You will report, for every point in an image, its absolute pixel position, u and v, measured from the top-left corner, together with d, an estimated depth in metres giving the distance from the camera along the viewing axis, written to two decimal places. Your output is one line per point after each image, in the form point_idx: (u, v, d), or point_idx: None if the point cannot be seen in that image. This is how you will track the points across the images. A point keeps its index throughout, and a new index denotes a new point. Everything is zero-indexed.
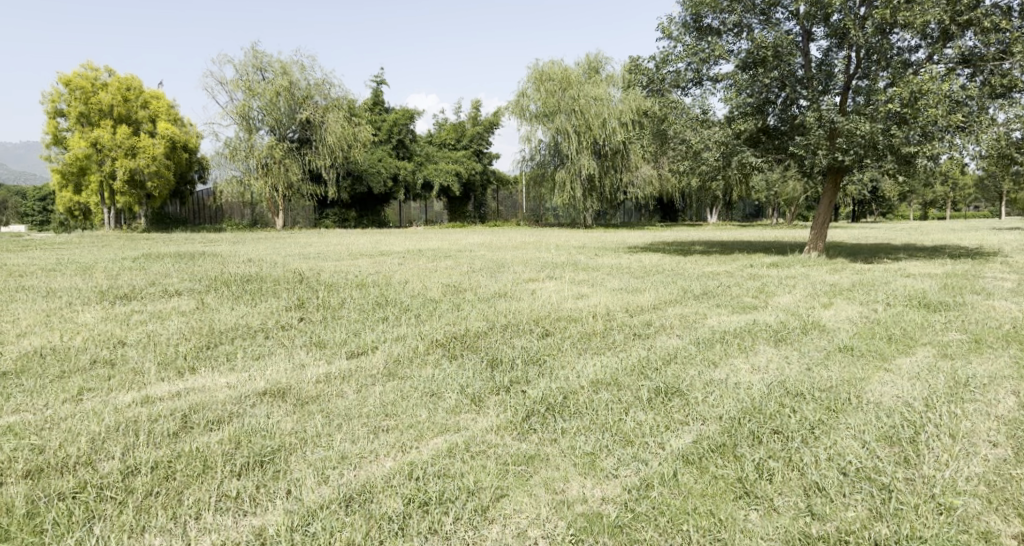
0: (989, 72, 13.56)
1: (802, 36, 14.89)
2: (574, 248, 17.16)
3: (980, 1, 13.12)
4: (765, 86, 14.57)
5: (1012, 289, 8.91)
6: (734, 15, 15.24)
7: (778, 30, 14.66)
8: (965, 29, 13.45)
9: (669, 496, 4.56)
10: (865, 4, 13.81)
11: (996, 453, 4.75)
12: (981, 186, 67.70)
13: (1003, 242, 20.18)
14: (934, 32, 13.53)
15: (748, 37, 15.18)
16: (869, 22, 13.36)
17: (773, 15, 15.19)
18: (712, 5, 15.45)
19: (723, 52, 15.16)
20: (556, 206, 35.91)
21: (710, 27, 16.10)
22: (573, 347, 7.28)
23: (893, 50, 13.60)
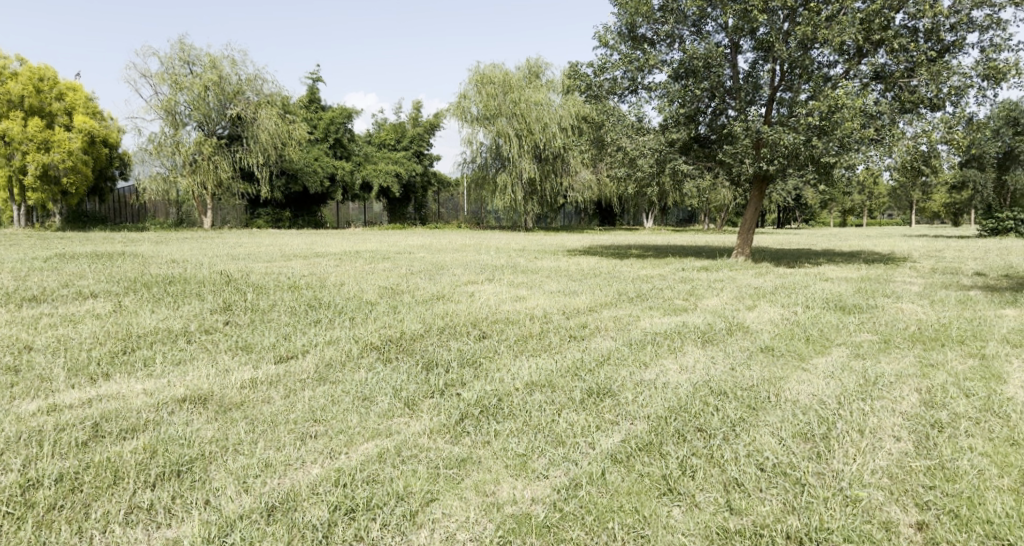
0: (899, 88, 14.42)
1: (730, 48, 15.43)
2: (513, 250, 17.28)
3: (890, 22, 13.93)
4: (696, 96, 15.03)
5: (918, 292, 9.50)
6: (667, 26, 15.73)
7: (709, 41, 15.16)
8: (878, 47, 14.24)
9: (597, 494, 4.66)
10: (788, 20, 14.44)
11: (899, 447, 5.04)
12: (896, 196, 72.03)
13: (914, 248, 21.55)
14: (850, 49, 14.26)
15: (680, 48, 15.64)
16: (792, 37, 13.96)
17: (704, 27, 15.75)
18: (646, 14, 15.84)
19: (656, 62, 15.56)
20: (497, 209, 36.02)
21: (644, 36, 16.49)
22: (509, 349, 7.32)
23: (813, 64, 14.24)
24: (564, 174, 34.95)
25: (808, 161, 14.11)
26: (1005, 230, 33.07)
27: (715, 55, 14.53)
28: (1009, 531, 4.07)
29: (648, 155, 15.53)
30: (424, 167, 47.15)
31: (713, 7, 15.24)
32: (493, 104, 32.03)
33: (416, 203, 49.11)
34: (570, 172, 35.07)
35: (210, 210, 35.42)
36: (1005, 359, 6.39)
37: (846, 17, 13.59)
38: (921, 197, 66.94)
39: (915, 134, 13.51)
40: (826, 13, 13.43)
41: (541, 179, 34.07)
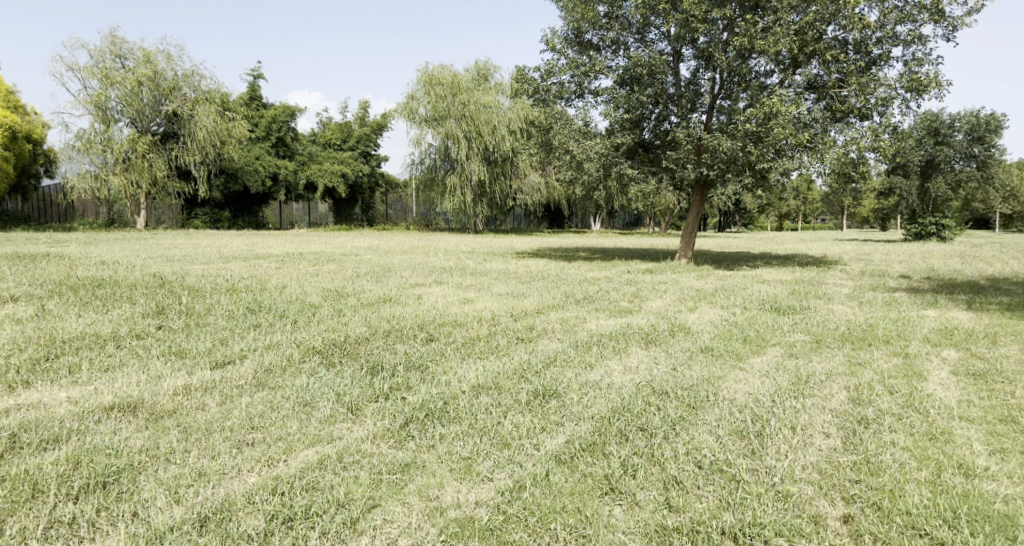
0: (831, 98, 15.05)
1: (673, 56, 15.81)
2: (463, 253, 17.26)
3: (822, 34, 14.53)
4: (640, 102, 15.33)
5: (848, 294, 9.95)
6: (612, 32, 16.03)
7: (652, 49, 15.51)
8: (811, 58, 14.82)
9: (541, 495, 4.70)
10: (727, 30, 14.89)
11: (828, 443, 5.26)
12: (830, 202, 75.29)
13: (844, 252, 22.59)
14: (786, 59, 14.81)
15: (625, 55, 15.96)
16: (731, 47, 14.41)
17: (648, 34, 16.12)
18: (592, 20, 16.09)
19: (602, 68, 15.79)
20: (446, 211, 35.80)
21: (590, 42, 16.71)
22: (457, 351, 7.28)
23: (751, 73, 14.73)
24: (513, 177, 35.12)
25: (745, 166, 14.58)
26: (927, 234, 35.41)
27: (658, 63, 14.88)
28: (926, 521, 4.27)
29: (594, 159, 15.75)
30: (371, 168, 46.47)
31: (656, 15, 15.61)
32: (442, 106, 31.86)
33: (363, 204, 48.45)
34: (519, 174, 35.27)
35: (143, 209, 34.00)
36: (925, 357, 6.76)
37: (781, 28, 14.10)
38: (851, 202, 70.10)
39: (845, 142, 14.12)
40: (762, 24, 13.91)
41: (491, 182, 34.12)
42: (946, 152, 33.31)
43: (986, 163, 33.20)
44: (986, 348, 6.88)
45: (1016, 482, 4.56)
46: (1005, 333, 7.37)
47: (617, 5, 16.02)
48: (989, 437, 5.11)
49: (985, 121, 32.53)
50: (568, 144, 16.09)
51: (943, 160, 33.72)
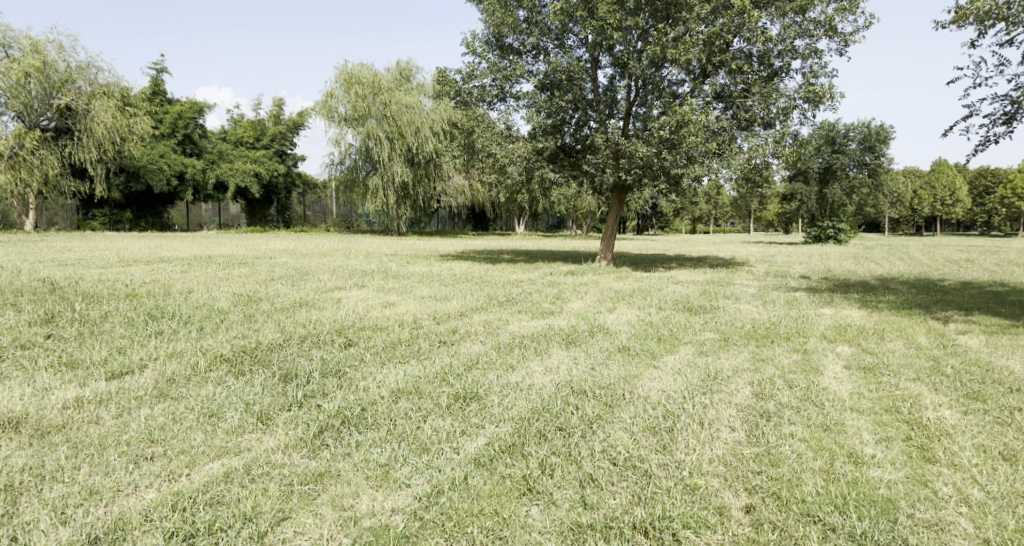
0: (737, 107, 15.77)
1: (590, 63, 16.17)
2: (385, 255, 16.99)
3: (728, 46, 15.24)
4: (560, 107, 15.54)
5: (753, 294, 10.49)
6: (532, 37, 16.26)
7: (571, 55, 15.81)
8: (719, 69, 15.51)
9: (459, 499, 4.68)
10: (641, 39, 15.38)
11: (733, 436, 5.51)
12: (740, 206, 79.33)
13: (753, 253, 23.84)
14: (696, 69, 15.43)
15: (545, 60, 16.18)
16: (645, 56, 14.87)
17: (566, 41, 16.43)
18: (512, 25, 16.26)
19: (523, 72, 15.96)
20: (368, 214, 35.11)
21: (510, 46, 16.86)
22: (376, 356, 7.08)
23: (664, 81, 15.26)
24: (437, 179, 34.94)
25: (660, 172, 15.08)
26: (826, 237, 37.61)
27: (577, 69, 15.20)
28: (819, 508, 4.54)
29: (517, 163, 15.88)
30: (286, 167, 45.15)
31: (574, 23, 15.95)
32: (362, 106, 31.26)
33: (280, 205, 46.99)
34: (443, 176, 35.13)
35: (33, 210, 31.45)
36: (821, 353, 7.21)
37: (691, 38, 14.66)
38: (759, 207, 74.07)
39: (750, 149, 14.88)
40: (673, 35, 14.45)
41: (414, 184, 33.82)
42: (842, 161, 35.56)
43: (877, 170, 35.74)
44: (875, 344, 7.41)
45: (898, 467, 4.89)
46: (891, 330, 7.96)
47: (537, 10, 16.26)
48: (876, 426, 5.47)
49: (876, 132, 34.99)
50: (490, 147, 16.13)
51: (839, 168, 35.87)
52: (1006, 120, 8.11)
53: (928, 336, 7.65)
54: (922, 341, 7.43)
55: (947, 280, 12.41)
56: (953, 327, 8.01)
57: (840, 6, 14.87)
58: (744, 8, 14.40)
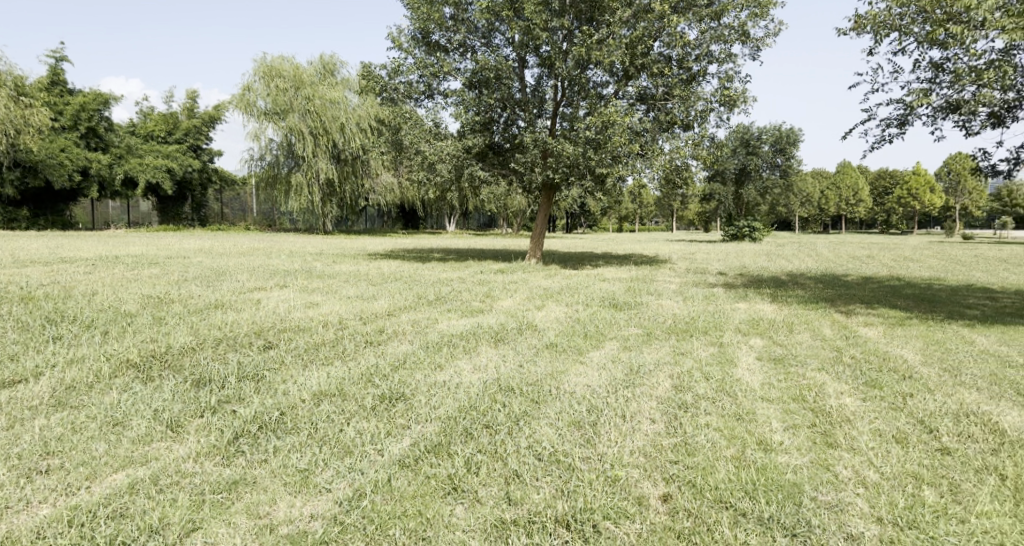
0: (659, 109, 16.22)
1: (518, 62, 16.26)
2: (310, 255, 16.50)
3: (650, 49, 15.65)
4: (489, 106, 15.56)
5: (675, 290, 10.84)
6: (459, 35, 16.21)
7: (498, 54, 15.84)
8: (641, 71, 15.91)
9: (381, 502, 4.62)
10: (567, 40, 15.58)
11: (654, 428, 5.67)
12: (664, 206, 81.97)
13: (676, 251, 24.68)
14: (620, 71, 15.77)
15: (472, 58, 16.15)
16: (570, 57, 15.07)
17: (493, 39, 16.46)
18: (438, 22, 16.17)
19: (450, 70, 15.87)
20: (291, 212, 34.04)
21: (437, 43, 16.75)
22: (297, 359, 6.82)
23: (589, 82, 15.52)
24: (365, 176, 34.41)
25: (587, 171, 15.36)
26: (742, 235, 39.35)
27: (504, 68, 15.26)
28: (731, 494, 4.73)
29: (446, 160, 15.77)
30: (201, 163, 43.10)
31: (501, 21, 16.02)
32: (283, 100, 30.03)
33: (195, 202, 44.98)
34: (371, 174, 34.61)
35: None
36: (736, 346, 7.52)
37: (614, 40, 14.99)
38: (681, 207, 76.68)
39: (671, 150, 15.36)
40: (597, 37, 14.73)
41: (340, 181, 33.23)
42: (755, 162, 37.23)
43: (787, 171, 37.74)
44: (785, 336, 7.82)
45: (804, 453, 5.14)
46: (799, 323, 8.41)
47: (463, 8, 16.22)
48: (784, 415, 5.74)
49: (786, 135, 36.90)
50: (418, 145, 15.97)
51: (753, 169, 37.61)
52: (900, 123, 8.66)
53: (833, 328, 8.13)
54: (827, 333, 7.89)
55: (851, 276, 13.24)
56: (855, 319, 8.53)
57: (752, 13, 15.52)
58: (664, 12, 14.83)
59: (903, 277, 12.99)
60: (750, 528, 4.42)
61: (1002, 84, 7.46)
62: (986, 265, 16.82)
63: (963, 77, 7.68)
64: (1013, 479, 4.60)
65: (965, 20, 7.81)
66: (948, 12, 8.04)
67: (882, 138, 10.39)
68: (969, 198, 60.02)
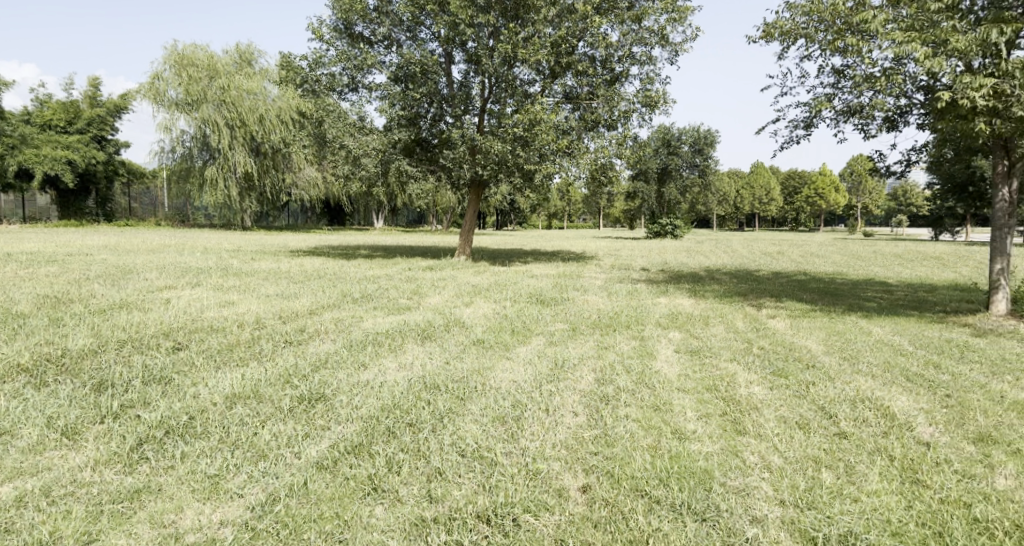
0: (585, 108, 16.48)
1: (444, 58, 16.17)
2: (227, 252, 15.80)
3: (574, 49, 15.87)
4: (415, 100, 15.37)
5: (600, 286, 11.07)
6: (383, 27, 15.99)
7: (424, 49, 15.71)
8: (566, 70, 16.11)
9: (296, 506, 4.50)
10: (492, 37, 15.62)
11: (575, 421, 5.76)
12: (592, 204, 83.52)
13: (600, 248, 25.20)
14: (545, 70, 15.92)
15: (397, 51, 15.95)
16: (497, 53, 15.11)
17: (419, 33, 16.31)
18: (361, 13, 15.88)
19: (375, 63, 15.62)
20: (207, 206, 32.63)
21: (361, 34, 16.46)
22: (209, 360, 6.54)
23: (516, 80, 15.59)
24: (286, 170, 33.16)
25: (514, 168, 15.46)
26: (663, 233, 40.61)
27: (430, 62, 15.14)
28: (646, 482, 4.86)
29: (372, 155, 15.51)
30: (107, 154, 40.47)
31: (426, 16, 15.88)
32: (195, 89, 28.69)
33: (99, 196, 42.24)
34: (292, 168, 33.36)
35: None
36: (656, 339, 7.75)
37: (540, 39, 15.14)
38: (608, 204, 78.35)
39: (596, 149, 15.69)
40: (522, 34, 14.83)
41: (259, 175, 32.05)
42: (676, 162, 38.37)
43: (705, 171, 39.22)
44: (702, 329, 8.11)
45: (715, 440, 5.35)
46: (715, 316, 8.75)
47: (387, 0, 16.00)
48: (698, 404, 5.97)
49: (704, 135, 38.34)
50: (342, 138, 15.62)
51: (674, 168, 38.86)
52: (806, 126, 9.14)
53: (745, 321, 8.50)
54: (740, 325, 8.24)
55: (762, 271, 13.88)
56: (765, 312, 8.96)
57: (670, 18, 15.99)
58: (587, 13, 15.09)
59: (809, 272, 13.75)
60: (664, 515, 4.56)
61: (894, 92, 7.99)
62: (884, 260, 18.01)
63: (861, 84, 8.17)
64: (900, 458, 4.93)
65: (861, 31, 8.33)
66: (846, 22, 8.50)
67: (790, 139, 10.93)
68: (869, 197, 64.36)
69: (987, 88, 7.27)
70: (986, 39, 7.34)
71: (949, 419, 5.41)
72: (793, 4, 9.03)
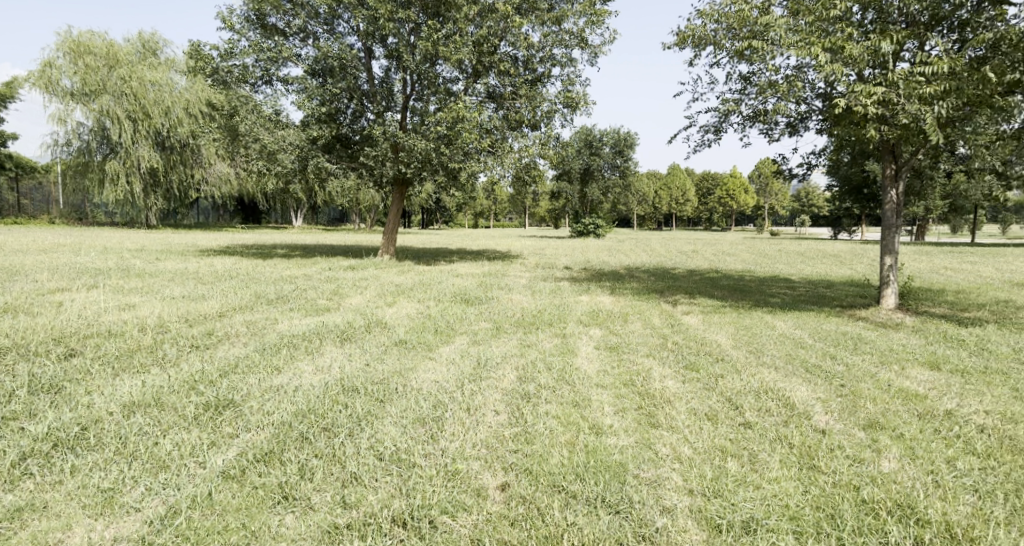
0: (508, 107, 16.58)
1: (364, 53, 15.88)
2: (130, 251, 14.91)
3: (496, 48, 15.92)
4: (334, 95, 15.01)
5: (525, 284, 11.16)
6: (298, 19, 15.52)
7: (342, 43, 15.35)
8: (489, 70, 16.14)
9: (199, 518, 4.32)
10: (414, 34, 15.48)
11: (495, 419, 5.76)
12: (518, 204, 84.07)
13: (525, 247, 25.38)
14: (468, 68, 15.90)
15: (314, 44, 15.52)
16: (418, 50, 14.96)
17: (336, 27, 15.95)
18: (275, 4, 15.36)
19: (290, 55, 15.12)
20: (108, 203, 30.68)
21: (275, 26, 15.93)
22: (106, 367, 6.15)
23: (438, 78, 15.49)
24: (195, 165, 31.54)
25: (438, 166, 15.37)
26: (584, 232, 41.34)
27: (349, 57, 14.82)
28: (563, 477, 4.92)
29: (289, 151, 15.01)
30: None
31: (344, 9, 15.56)
32: (93, 79, 26.99)
33: None
34: (202, 163, 31.76)
35: None
36: (577, 336, 7.89)
37: (461, 38, 15.10)
38: (534, 204, 79.25)
39: (520, 149, 15.81)
40: (444, 32, 14.76)
41: (165, 170, 30.33)
42: (598, 163, 39.25)
43: (625, 172, 40.40)
44: (621, 326, 8.32)
45: (630, 434, 5.48)
46: (633, 313, 9.00)
47: None
48: (616, 399, 6.10)
49: (624, 138, 39.42)
50: (256, 132, 15.02)
51: (596, 169, 39.71)
52: (715, 129, 9.51)
53: (661, 317, 8.79)
54: (656, 321, 8.51)
55: (678, 269, 14.39)
56: (680, 308, 9.29)
57: (589, 21, 16.32)
58: (507, 13, 15.19)
59: (722, 270, 14.38)
60: (579, 509, 4.63)
61: (794, 98, 8.43)
62: (788, 258, 19.12)
63: (764, 90, 8.57)
64: (799, 445, 5.21)
65: (765, 39, 8.72)
66: (752, 30, 8.92)
67: (701, 142, 11.36)
68: (778, 199, 68.19)
69: (875, 96, 7.79)
70: (876, 49, 7.88)
71: (843, 407, 5.77)
72: (702, 12, 9.38)
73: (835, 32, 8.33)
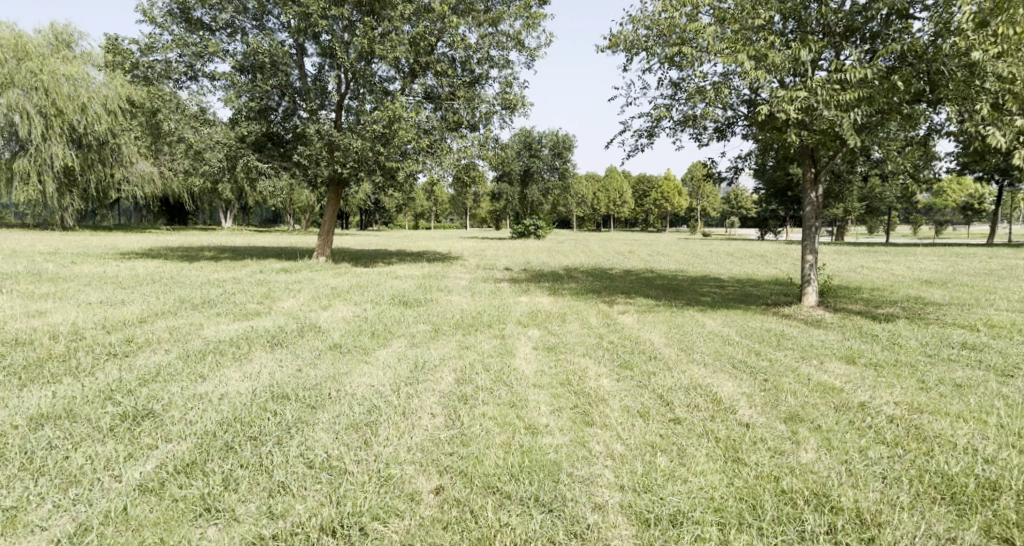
0: (446, 108, 16.50)
1: (295, 49, 15.53)
2: (44, 255, 14.04)
3: (433, 49, 15.86)
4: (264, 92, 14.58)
5: (464, 286, 11.12)
6: (225, 14, 15.02)
7: (273, 39, 14.95)
8: (426, 70, 16.04)
9: (112, 534, 4.16)
10: (348, 31, 15.24)
11: (430, 422, 5.71)
12: (461, 206, 83.77)
13: (466, 249, 25.29)
14: (405, 68, 15.74)
15: (243, 40, 15.06)
16: (352, 48, 14.72)
17: (266, 22, 15.54)
18: None
19: (217, 50, 14.60)
20: (17, 203, 28.80)
21: (201, 21, 15.39)
22: (11, 379, 5.78)
23: (374, 77, 15.27)
24: (115, 164, 30.04)
25: (375, 166, 15.15)
26: (525, 233, 41.50)
27: (279, 53, 14.43)
28: (497, 478, 4.92)
29: (216, 149, 14.47)
30: None
31: (273, 5, 15.17)
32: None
33: None
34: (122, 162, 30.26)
35: None
36: (515, 337, 7.91)
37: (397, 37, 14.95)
38: (477, 204, 79.12)
39: (458, 150, 15.68)
40: (379, 30, 14.58)
41: (81, 169, 28.71)
42: (537, 164, 39.54)
43: (565, 174, 40.82)
44: (558, 326, 8.41)
45: (565, 433, 5.53)
46: (571, 313, 9.11)
47: None
48: (552, 399, 6.15)
49: (563, 140, 39.86)
50: (182, 130, 14.42)
51: (535, 171, 39.98)
52: (648, 133, 9.71)
53: (598, 317, 8.92)
54: (593, 321, 8.63)
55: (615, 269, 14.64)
56: (616, 308, 9.45)
57: (525, 23, 16.46)
58: (443, 13, 15.16)
59: (657, 270, 14.73)
60: (512, 509, 4.64)
61: (720, 102, 8.70)
62: (720, 258, 19.77)
63: (692, 95, 8.80)
64: (726, 440, 5.37)
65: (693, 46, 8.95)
66: (680, 36, 9.17)
67: (634, 145, 11.60)
68: (713, 201, 70.52)
69: (796, 102, 8.12)
70: (796, 57, 8.23)
71: (766, 401, 5.99)
72: (632, 18, 9.60)
73: (759, 40, 8.64)
